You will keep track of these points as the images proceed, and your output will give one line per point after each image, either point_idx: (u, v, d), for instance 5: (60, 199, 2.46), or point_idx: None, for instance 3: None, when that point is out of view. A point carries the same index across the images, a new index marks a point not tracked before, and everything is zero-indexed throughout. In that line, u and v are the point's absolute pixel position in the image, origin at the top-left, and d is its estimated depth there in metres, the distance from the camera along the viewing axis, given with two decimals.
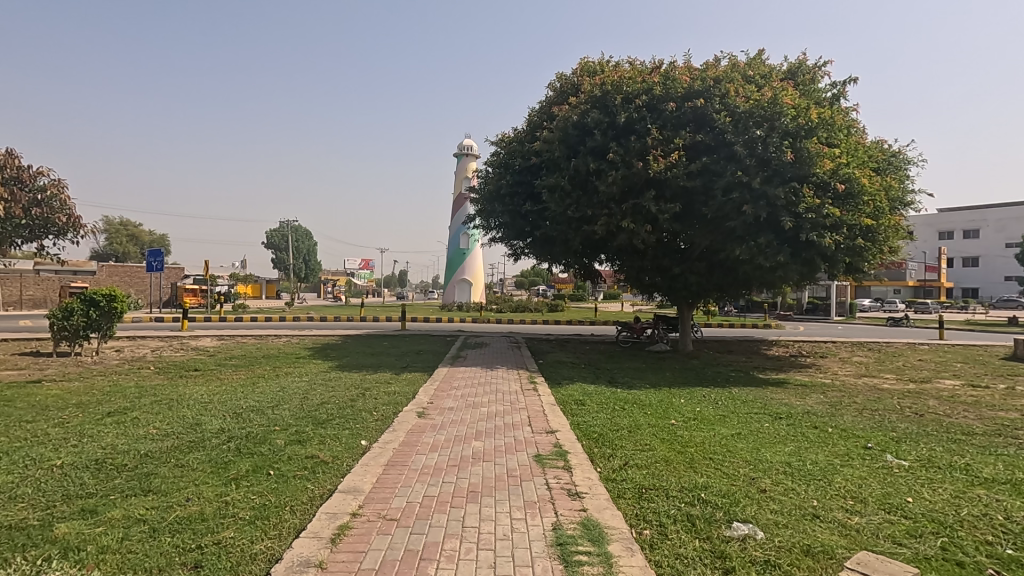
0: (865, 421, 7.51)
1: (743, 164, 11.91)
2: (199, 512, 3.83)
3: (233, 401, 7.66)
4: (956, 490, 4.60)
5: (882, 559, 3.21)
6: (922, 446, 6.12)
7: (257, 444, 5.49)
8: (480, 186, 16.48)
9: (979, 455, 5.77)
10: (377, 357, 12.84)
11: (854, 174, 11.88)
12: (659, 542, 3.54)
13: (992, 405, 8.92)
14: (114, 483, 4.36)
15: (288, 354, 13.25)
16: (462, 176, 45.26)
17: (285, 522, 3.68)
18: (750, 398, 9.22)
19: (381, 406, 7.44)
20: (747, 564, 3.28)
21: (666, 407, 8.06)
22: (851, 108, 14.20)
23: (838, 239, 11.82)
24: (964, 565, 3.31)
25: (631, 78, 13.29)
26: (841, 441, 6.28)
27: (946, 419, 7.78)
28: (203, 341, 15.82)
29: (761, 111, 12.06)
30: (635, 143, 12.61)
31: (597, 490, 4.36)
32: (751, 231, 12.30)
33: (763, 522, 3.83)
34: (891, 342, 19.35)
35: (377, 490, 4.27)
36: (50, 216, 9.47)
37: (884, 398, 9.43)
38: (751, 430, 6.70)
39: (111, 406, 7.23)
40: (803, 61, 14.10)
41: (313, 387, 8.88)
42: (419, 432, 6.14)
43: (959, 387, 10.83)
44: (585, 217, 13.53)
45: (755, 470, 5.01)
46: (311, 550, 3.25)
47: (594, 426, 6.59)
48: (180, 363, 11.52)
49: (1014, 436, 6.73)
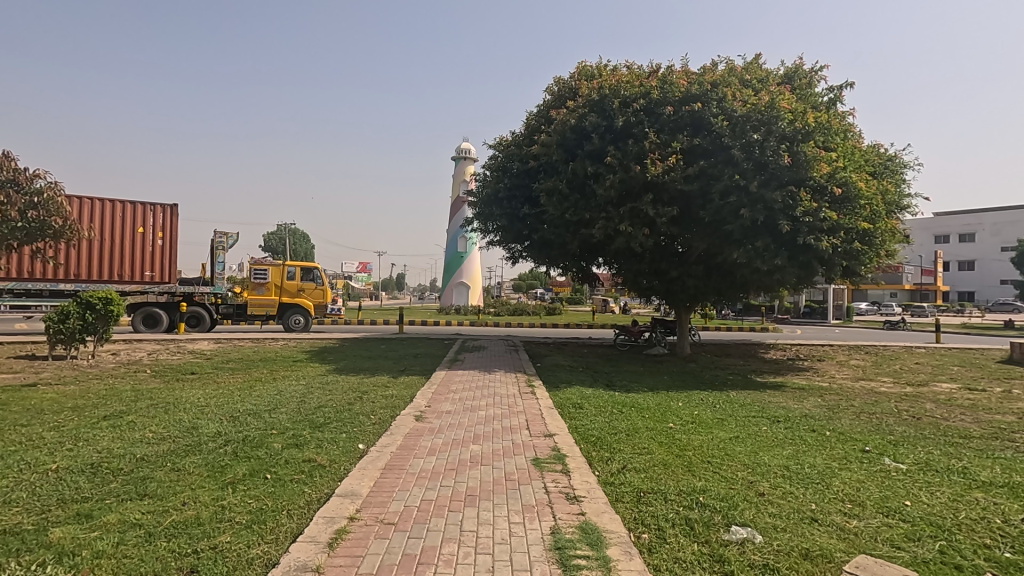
0: (864, 425, 7.50)
1: (740, 167, 11.95)
2: (195, 516, 3.81)
3: (230, 405, 7.61)
4: (953, 494, 4.60)
5: (880, 563, 3.20)
6: (920, 450, 6.12)
7: (253, 449, 5.46)
8: (477, 190, 16.47)
9: (977, 459, 5.77)
10: (374, 361, 12.81)
11: (850, 178, 11.98)
12: (658, 546, 3.53)
13: (990, 409, 8.91)
14: (110, 488, 4.33)
15: (284, 358, 13.20)
16: (461, 180, 45.48)
17: (282, 527, 3.66)
18: (747, 402, 9.22)
19: (379, 410, 7.40)
20: (745, 567, 3.28)
21: (663, 411, 8.04)
22: (848, 112, 14.29)
23: (836, 242, 11.81)
24: (962, 568, 3.31)
25: (629, 82, 13.35)
26: (839, 445, 6.28)
27: (945, 424, 7.76)
28: (200, 344, 15.83)
29: (758, 115, 12.06)
30: (633, 147, 12.68)
31: (596, 494, 4.35)
32: (749, 235, 12.29)
33: (761, 526, 3.82)
34: (889, 346, 19.38)
35: (374, 494, 4.26)
36: (47, 219, 9.51)
37: (883, 402, 9.41)
38: (749, 434, 6.70)
39: (106, 410, 7.18)
40: (800, 66, 14.17)
41: (310, 391, 8.79)
42: (416, 435, 6.11)
43: (956, 391, 10.76)
44: (583, 221, 13.55)
45: (753, 474, 5.00)
46: (309, 554, 3.23)
47: (592, 430, 6.56)
48: (175, 367, 11.45)
49: (1011, 440, 6.73)
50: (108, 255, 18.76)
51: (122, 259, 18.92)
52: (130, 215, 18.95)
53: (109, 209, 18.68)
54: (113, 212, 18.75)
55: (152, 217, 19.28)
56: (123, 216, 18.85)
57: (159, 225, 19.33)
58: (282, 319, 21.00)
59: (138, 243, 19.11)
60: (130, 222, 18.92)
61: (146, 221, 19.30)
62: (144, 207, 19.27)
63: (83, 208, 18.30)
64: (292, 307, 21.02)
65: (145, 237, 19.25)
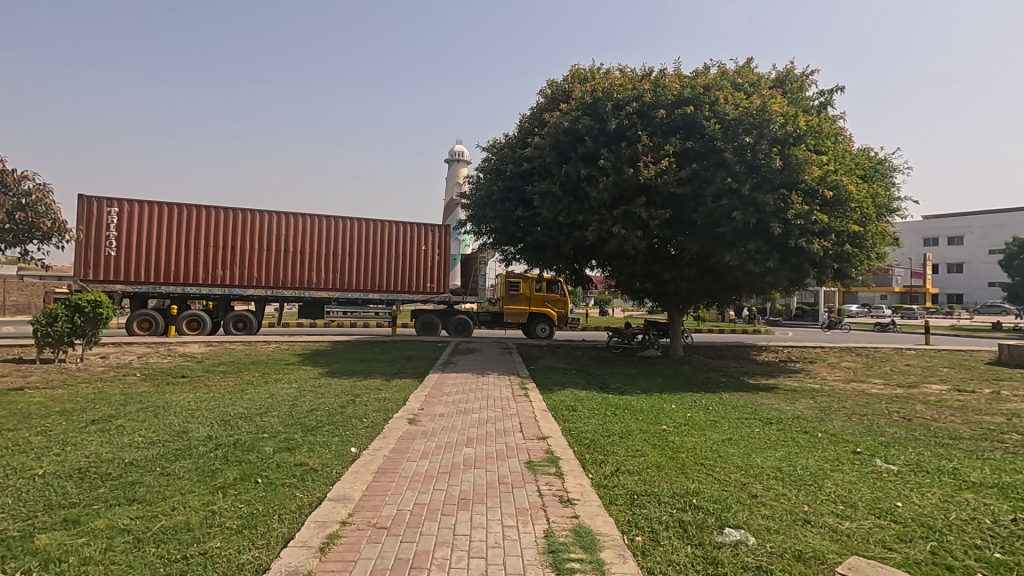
0: (854, 426, 7.60)
1: (733, 170, 12.00)
2: (185, 521, 3.77)
3: (221, 409, 7.54)
4: (944, 495, 4.64)
5: (873, 564, 3.21)
6: (910, 450, 6.18)
7: (244, 453, 5.41)
8: (470, 193, 16.48)
9: (966, 460, 5.83)
10: (368, 363, 12.80)
11: (841, 181, 12.07)
12: (652, 548, 3.52)
13: (978, 409, 9.04)
14: (98, 493, 4.27)
15: (276, 360, 13.13)
16: (454, 183, 45.68)
17: (273, 531, 3.62)
18: (740, 403, 9.33)
19: (371, 413, 7.37)
20: (738, 570, 3.28)
21: (656, 413, 8.08)
22: (839, 116, 14.41)
23: (827, 245, 11.97)
24: (953, 569, 3.32)
25: (622, 85, 13.40)
26: (831, 446, 6.34)
27: (934, 424, 7.88)
28: (191, 346, 15.77)
29: (750, 119, 12.15)
30: (626, 150, 12.75)
31: (589, 497, 4.33)
32: (741, 237, 12.36)
33: (754, 528, 3.82)
34: (879, 347, 19.62)
35: (367, 498, 4.22)
36: (35, 220, 9.35)
37: (873, 403, 9.55)
38: (742, 436, 6.73)
39: (94, 414, 7.09)
40: (791, 70, 14.28)
41: (302, 394, 8.74)
42: (409, 438, 6.09)
43: (945, 392, 10.93)
44: (576, 223, 13.57)
45: (746, 476, 5.01)
46: (300, 559, 3.20)
47: (586, 433, 6.54)
48: (166, 370, 11.37)
49: (999, 440, 6.83)
50: (397, 268, 20.88)
51: (410, 273, 21.02)
52: (416, 234, 20.98)
53: (403, 231, 20.83)
54: (403, 232, 20.85)
55: (434, 236, 21.19)
56: (412, 236, 20.91)
57: (441, 242, 21.24)
58: (528, 329, 21.53)
59: (422, 259, 21.08)
60: (416, 241, 20.98)
61: (426, 240, 21.23)
62: (425, 227, 21.18)
63: (382, 231, 20.61)
64: (538, 318, 21.49)
65: (427, 254, 21.20)
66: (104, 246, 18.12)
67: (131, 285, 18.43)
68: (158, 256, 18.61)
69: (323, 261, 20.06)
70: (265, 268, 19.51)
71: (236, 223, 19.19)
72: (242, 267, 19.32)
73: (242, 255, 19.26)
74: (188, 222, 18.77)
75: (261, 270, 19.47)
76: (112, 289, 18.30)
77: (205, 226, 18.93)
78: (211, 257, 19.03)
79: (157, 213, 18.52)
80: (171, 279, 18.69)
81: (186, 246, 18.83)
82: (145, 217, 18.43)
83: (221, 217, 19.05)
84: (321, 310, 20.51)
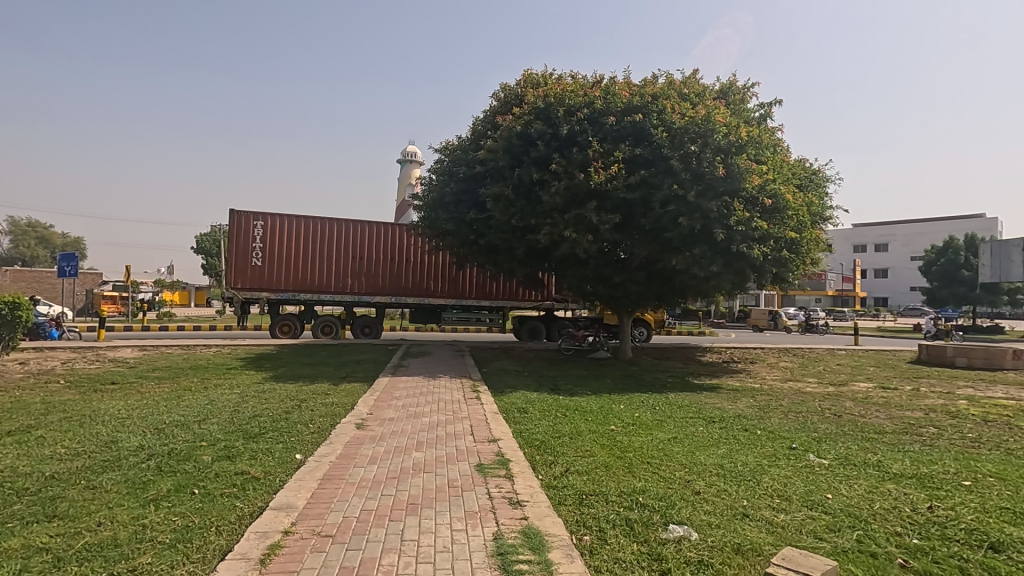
0: (791, 423, 7.97)
1: (679, 177, 12.35)
2: (111, 537, 3.54)
3: (154, 417, 7.13)
4: (869, 486, 4.95)
5: (805, 554, 3.37)
6: (839, 445, 6.55)
7: (179, 462, 5.14)
8: (422, 194, 16.36)
9: (889, 452, 6.24)
10: (316, 367, 12.44)
11: (779, 190, 12.66)
12: (599, 547, 3.57)
13: (900, 405, 9.69)
14: (13, 510, 3.96)
15: (216, 365, 12.56)
16: (406, 184, 45.18)
17: (210, 545, 3.45)
18: (686, 403, 9.64)
19: (318, 419, 7.16)
20: (681, 565, 3.37)
21: (606, 413, 8.25)
22: (777, 128, 15.15)
23: (766, 250, 12.61)
24: (877, 555, 3.54)
25: (573, 92, 13.67)
26: (768, 442, 6.63)
27: (861, 419, 8.38)
28: (123, 351, 14.87)
29: (695, 128, 12.55)
30: (577, 155, 12.97)
31: (538, 498, 4.36)
32: (687, 242, 12.75)
33: (697, 524, 3.95)
34: (814, 347, 20.71)
35: (311, 506, 4.09)
36: None
37: (806, 401, 10.07)
38: (687, 434, 6.95)
39: (9, 425, 6.56)
40: (733, 82, 14.90)
41: (244, 400, 8.40)
42: (357, 444, 5.95)
43: (871, 389, 11.68)
44: (529, 226, 13.66)
45: (689, 472, 5.19)
46: (238, 572, 3.08)
47: (536, 435, 6.58)
48: (94, 376, 10.68)
49: (918, 433, 7.35)
50: None
51: None
52: None
53: None
54: None
55: None
56: None
57: None
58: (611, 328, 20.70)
59: None
60: None
61: None
62: None
63: None
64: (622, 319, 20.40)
65: None
66: (252, 256, 18.68)
67: (275, 293, 18.99)
68: (294, 267, 19.06)
69: (442, 269, 20.26)
70: (392, 278, 19.92)
71: (354, 233, 19.52)
72: (371, 275, 19.73)
73: (363, 265, 19.59)
74: (311, 234, 19.14)
75: (387, 278, 19.86)
76: (258, 297, 18.96)
77: (329, 237, 19.33)
78: (341, 268, 19.43)
79: (298, 224, 19.00)
80: (309, 289, 19.20)
81: (317, 255, 19.21)
82: (288, 229, 18.94)
83: (340, 229, 19.41)
84: (433, 314, 20.64)
